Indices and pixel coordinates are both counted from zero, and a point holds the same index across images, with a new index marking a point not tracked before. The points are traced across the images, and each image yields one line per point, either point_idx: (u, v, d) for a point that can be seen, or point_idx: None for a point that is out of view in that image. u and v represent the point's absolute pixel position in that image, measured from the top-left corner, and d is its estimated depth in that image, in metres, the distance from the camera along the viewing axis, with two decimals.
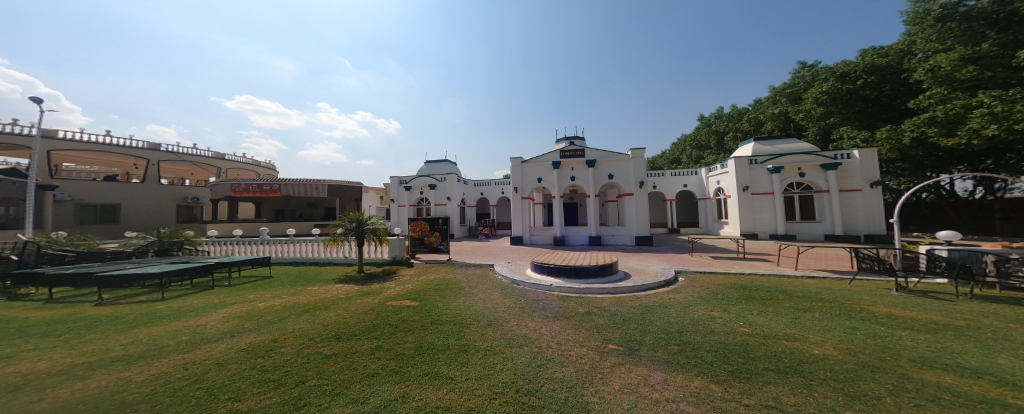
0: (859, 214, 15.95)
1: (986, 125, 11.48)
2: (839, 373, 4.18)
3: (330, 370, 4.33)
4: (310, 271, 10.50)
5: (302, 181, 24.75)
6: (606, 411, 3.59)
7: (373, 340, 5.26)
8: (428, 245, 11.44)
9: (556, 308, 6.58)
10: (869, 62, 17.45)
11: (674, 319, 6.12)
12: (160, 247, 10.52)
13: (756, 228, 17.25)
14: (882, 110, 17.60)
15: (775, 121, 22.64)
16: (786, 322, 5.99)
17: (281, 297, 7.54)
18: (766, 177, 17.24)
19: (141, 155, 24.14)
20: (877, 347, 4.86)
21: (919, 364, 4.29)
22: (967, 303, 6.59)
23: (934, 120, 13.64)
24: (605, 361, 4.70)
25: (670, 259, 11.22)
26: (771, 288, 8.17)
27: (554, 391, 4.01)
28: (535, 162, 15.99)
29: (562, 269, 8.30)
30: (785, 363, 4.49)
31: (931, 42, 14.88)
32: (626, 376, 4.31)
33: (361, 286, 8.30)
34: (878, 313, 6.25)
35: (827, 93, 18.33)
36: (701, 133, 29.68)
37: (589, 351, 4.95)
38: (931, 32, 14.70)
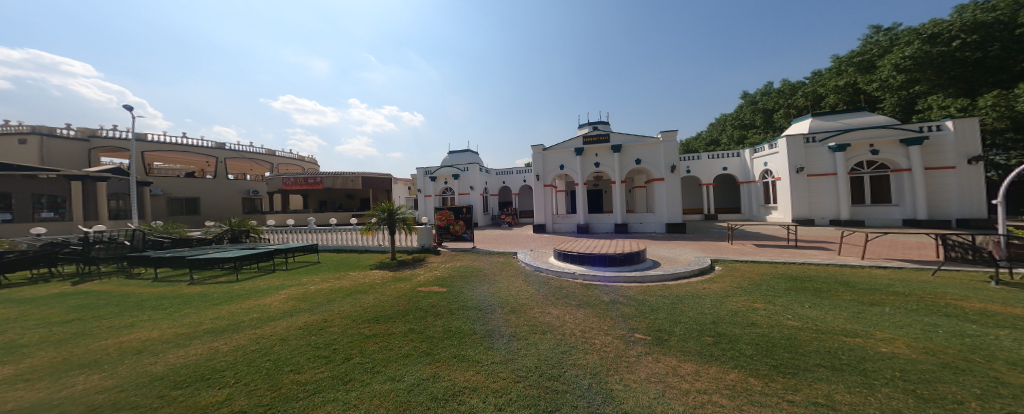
0: (953, 196, 13.71)
1: None
2: (911, 373, 3.68)
3: (370, 349, 4.66)
4: (351, 257, 11.31)
5: (340, 174, 26.50)
6: (632, 400, 3.50)
7: (406, 323, 5.57)
8: (453, 233, 11.79)
9: (581, 296, 6.49)
10: (970, 18, 14.63)
11: (708, 309, 5.76)
12: (232, 234, 11.92)
13: (813, 213, 15.56)
14: (987, 73, 14.71)
15: (841, 93, 19.50)
16: (846, 316, 5.37)
17: (328, 281, 8.23)
18: (828, 156, 15.32)
19: (210, 154, 27.26)
20: (963, 346, 4.21)
21: (1020, 367, 3.64)
22: None
23: None
24: (631, 350, 4.56)
25: (706, 248, 10.52)
26: (828, 278, 7.37)
27: (579, 377, 3.99)
28: (556, 149, 15.64)
29: (585, 257, 8.14)
30: (842, 360, 4.05)
31: None
32: (653, 365, 4.16)
33: (394, 272, 8.79)
34: (967, 310, 5.36)
35: (911, 58, 15.66)
36: (745, 111, 27.10)
37: (614, 340, 4.82)
38: None
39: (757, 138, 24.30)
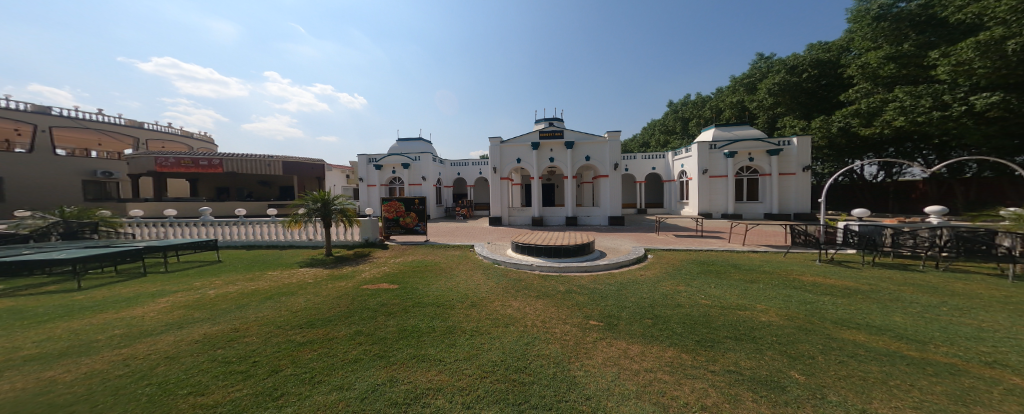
0: (791, 196, 17.66)
1: (895, 117, 13.96)
2: (783, 337, 4.72)
3: (306, 358, 4.10)
4: (268, 254, 9.74)
5: (248, 157, 22.38)
6: (592, 383, 3.77)
7: (351, 326, 5.04)
8: (403, 226, 10.96)
9: (539, 287, 6.73)
10: (814, 56, 18.78)
11: (645, 294, 6.50)
12: (67, 228, 8.88)
13: (711, 208, 18.62)
14: (819, 102, 19.30)
15: (732, 109, 23.86)
16: (737, 293, 6.60)
17: (236, 283, 6.94)
18: (723, 161, 18.45)
19: (24, 118, 20.33)
20: (807, 311, 5.55)
21: (840, 324, 4.95)
22: (870, 269, 7.67)
23: (857, 112, 15.75)
24: (588, 336, 4.91)
25: (639, 238, 11.83)
26: (724, 261, 8.99)
27: (543, 367, 4.14)
28: (513, 143, 15.74)
29: (542, 249, 8.45)
30: (741, 331, 4.97)
31: (866, 40, 16.19)
32: (608, 349, 4.56)
33: (331, 270, 7.88)
34: (806, 282, 7.09)
35: (778, 84, 19.57)
36: (668, 118, 30.96)
37: (572, 328, 5.14)
38: (867, 31, 15.94)
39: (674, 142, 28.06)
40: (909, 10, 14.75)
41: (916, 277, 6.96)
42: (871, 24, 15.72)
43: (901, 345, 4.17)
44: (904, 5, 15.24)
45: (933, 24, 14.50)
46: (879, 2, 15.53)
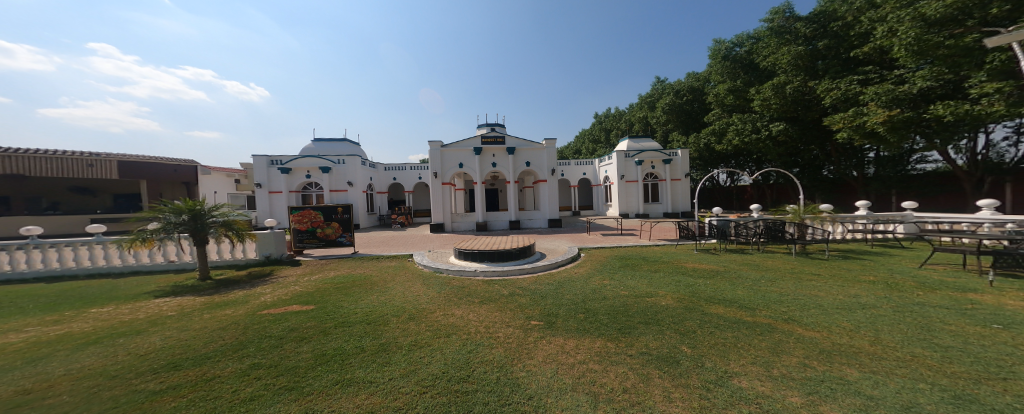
0: (678, 198, 21.25)
1: (734, 137, 18.00)
2: (674, 317, 5.33)
3: (169, 408, 2.93)
4: (104, 282, 7.23)
5: (46, 152, 16.29)
6: (534, 382, 3.78)
7: (243, 359, 3.91)
8: (323, 238, 9.56)
9: (482, 292, 6.63)
10: (688, 84, 23.19)
11: (579, 290, 6.99)
12: None
13: (628, 209, 21.25)
14: (693, 121, 23.73)
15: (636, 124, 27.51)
16: (646, 282, 7.52)
17: (43, 325, 4.88)
18: (634, 168, 21.21)
19: None
20: (690, 292, 6.47)
21: (711, 301, 5.82)
22: (722, 254, 9.57)
23: (713, 131, 19.87)
24: (529, 336, 5.02)
25: (574, 238, 12.72)
26: (637, 255, 10.27)
27: (487, 373, 3.99)
28: (452, 148, 15.28)
29: (484, 254, 8.36)
30: (649, 315, 5.54)
31: (717, 74, 20.29)
32: (547, 347, 4.73)
33: (215, 296, 6.30)
34: (688, 267, 8.45)
35: (668, 105, 23.58)
36: (595, 128, 34.29)
37: (514, 330, 5.18)
38: (717, 66, 20.20)
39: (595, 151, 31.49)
40: (739, 56, 19.31)
41: (755, 257, 8.84)
42: (720, 61, 20.08)
43: (737, 312, 5.15)
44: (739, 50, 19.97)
45: (751, 68, 19.21)
46: (723, 47, 20.06)
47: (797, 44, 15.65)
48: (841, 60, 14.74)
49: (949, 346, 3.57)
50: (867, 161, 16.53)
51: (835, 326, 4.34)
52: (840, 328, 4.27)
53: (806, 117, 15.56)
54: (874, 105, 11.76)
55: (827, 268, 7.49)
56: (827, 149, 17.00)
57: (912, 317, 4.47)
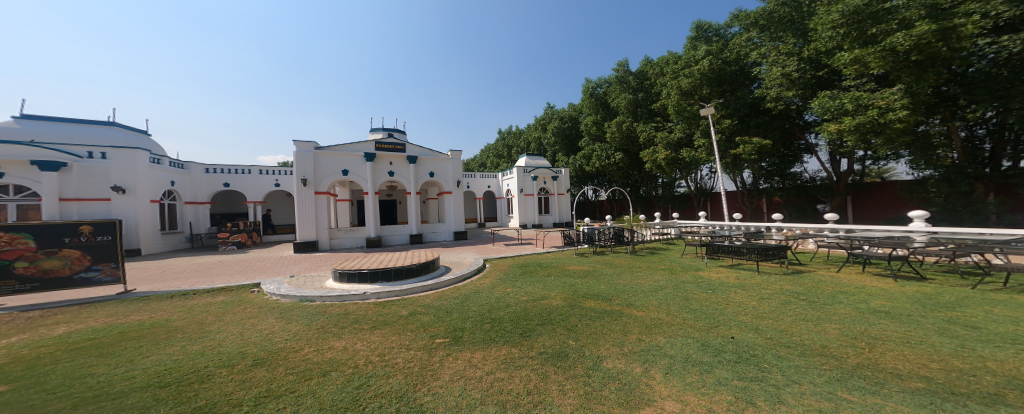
0: (564, 210, 23.94)
1: (599, 158, 21.30)
2: (577, 312, 5.43)
3: None
4: None
5: None
6: (441, 407, 2.99)
7: None
8: (39, 276, 6.27)
9: (375, 317, 5.85)
10: (568, 113, 26.65)
11: (485, 300, 6.79)
12: None
13: (526, 220, 22.67)
14: (572, 143, 27.05)
15: (533, 143, 29.76)
16: (544, 283, 7.99)
17: None
18: (532, 183, 22.89)
19: None
20: (573, 289, 7.13)
21: (599, 293, 6.54)
22: (594, 256, 11.07)
23: (587, 156, 22.68)
24: (434, 356, 4.28)
25: (480, 249, 12.86)
26: (534, 261, 10.99)
27: (383, 407, 3.03)
28: (340, 152, 13.37)
29: (379, 273, 7.54)
30: (557, 311, 5.63)
31: (588, 109, 23.40)
32: (455, 363, 4.03)
33: None
34: (571, 269, 9.45)
35: (554, 130, 26.59)
36: (498, 144, 35.86)
37: (416, 353, 4.43)
38: (587, 100, 23.29)
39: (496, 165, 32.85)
40: (601, 93, 22.79)
41: (611, 257, 10.56)
42: (587, 97, 23.14)
43: (602, 303, 5.74)
44: (599, 89, 23.23)
45: (605, 104, 22.88)
46: (588, 85, 23.22)
47: (629, 92, 20.01)
48: (647, 110, 19.54)
49: (693, 308, 5.11)
50: (660, 185, 22.06)
51: (653, 305, 5.39)
52: (655, 306, 5.37)
53: (635, 149, 20.34)
54: (660, 146, 16.69)
55: (652, 260, 9.67)
56: (642, 174, 22.25)
57: (677, 291, 6.13)
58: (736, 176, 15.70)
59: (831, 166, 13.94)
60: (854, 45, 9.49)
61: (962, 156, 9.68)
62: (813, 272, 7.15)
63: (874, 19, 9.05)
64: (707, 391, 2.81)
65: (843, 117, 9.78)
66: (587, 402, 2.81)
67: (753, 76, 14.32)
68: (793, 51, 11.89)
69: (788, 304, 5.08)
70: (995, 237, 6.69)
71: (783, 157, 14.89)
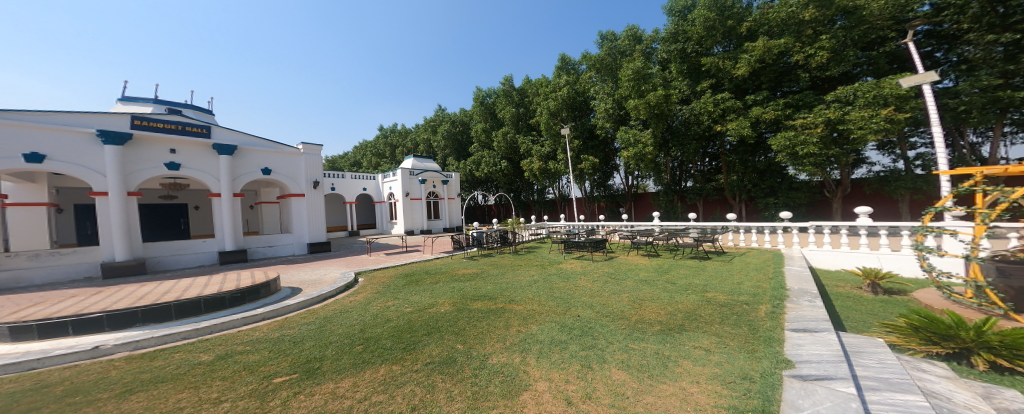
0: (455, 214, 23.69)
1: (488, 164, 22.00)
2: (474, 316, 5.09)
3: None
4: None
5: None
6: None
7: None
8: None
9: (169, 365, 3.80)
10: (458, 118, 26.68)
11: (355, 319, 5.46)
12: None
13: (413, 225, 21.17)
14: (462, 149, 27.20)
15: (422, 144, 28.36)
16: (432, 291, 7.36)
17: None
18: (418, 187, 21.60)
19: None
20: (462, 293, 6.82)
21: (492, 294, 6.46)
22: (482, 259, 11.20)
23: (477, 161, 23.15)
24: (269, 401, 2.97)
25: (349, 263, 11.25)
26: (419, 270, 10.22)
27: None
28: (42, 122, 8.03)
29: (135, 313, 4.79)
30: (451, 317, 5.15)
31: (478, 116, 24.00)
32: (309, 400, 2.96)
33: None
34: (462, 274, 9.19)
35: (444, 133, 26.06)
36: (378, 143, 32.69)
37: (239, 402, 2.98)
38: (477, 107, 23.94)
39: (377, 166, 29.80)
40: (490, 102, 23.81)
41: (497, 259, 11.01)
42: (478, 105, 23.77)
43: (487, 303, 5.78)
44: (489, 98, 24.21)
45: (493, 113, 24.00)
46: (479, 92, 23.83)
47: (512, 105, 21.68)
48: (526, 124, 21.65)
49: (557, 296, 5.73)
50: (535, 192, 24.56)
51: (531, 298, 5.80)
52: (532, 298, 5.81)
53: (517, 158, 22.05)
54: (537, 155, 18.53)
55: (532, 258, 10.52)
56: (522, 182, 24.33)
57: (546, 284, 6.77)
58: (579, 185, 19.20)
59: (630, 183, 18.31)
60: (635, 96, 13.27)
61: (671, 178, 15.45)
62: (619, 256, 9.28)
63: (643, 79, 13.03)
64: (566, 365, 3.10)
65: (631, 147, 13.28)
66: (476, 401, 2.66)
67: (589, 108, 17.61)
68: (611, 92, 15.54)
69: (607, 282, 6.31)
70: (676, 226, 10.29)
71: (603, 172, 19.16)
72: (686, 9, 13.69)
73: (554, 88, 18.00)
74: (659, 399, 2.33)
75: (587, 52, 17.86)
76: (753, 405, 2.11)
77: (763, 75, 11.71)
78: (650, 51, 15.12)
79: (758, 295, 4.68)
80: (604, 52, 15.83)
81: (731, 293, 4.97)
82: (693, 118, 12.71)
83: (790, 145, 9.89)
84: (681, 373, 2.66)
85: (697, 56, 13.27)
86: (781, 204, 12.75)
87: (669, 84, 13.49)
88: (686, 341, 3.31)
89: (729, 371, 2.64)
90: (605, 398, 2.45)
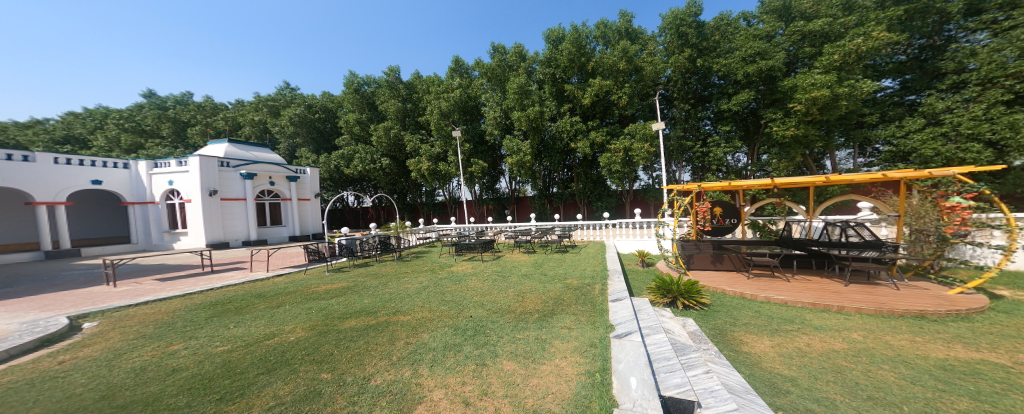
0: (309, 219, 17.85)
1: (360, 164, 19.60)
2: (342, 338, 4.32)
3: None
4: None
5: None
6: None
7: None
8: None
9: None
10: (321, 102, 22.09)
11: (85, 385, 3.18)
12: None
13: (226, 236, 14.58)
14: (323, 140, 22.73)
15: (255, 128, 21.47)
16: (260, 318, 5.24)
17: None
18: (238, 183, 15.09)
19: None
20: (323, 315, 5.33)
21: (363, 313, 5.42)
22: (353, 271, 9.49)
23: (343, 156, 20.15)
24: None
25: (69, 301, 6.49)
26: (249, 289, 7.32)
27: None
28: None
29: None
30: (310, 344, 4.14)
31: (352, 106, 21.01)
32: None
33: None
34: (316, 291, 7.03)
35: (298, 116, 20.75)
36: (147, 115, 21.05)
37: None
38: (351, 96, 20.85)
39: (160, 150, 19.34)
40: (369, 92, 21.19)
41: (376, 268, 9.74)
42: (351, 92, 20.79)
43: (365, 319, 5.10)
44: (366, 88, 21.52)
45: (370, 103, 21.40)
46: (354, 79, 20.99)
47: (397, 99, 20.16)
48: (414, 122, 20.55)
49: (449, 300, 5.71)
50: (424, 194, 23.29)
51: (419, 306, 5.59)
52: (420, 305, 5.60)
53: (401, 158, 20.60)
54: (425, 157, 17.52)
55: (417, 265, 9.80)
56: (408, 183, 22.73)
57: (436, 288, 6.71)
58: (470, 188, 19.37)
59: (514, 187, 19.78)
60: (518, 108, 14.61)
61: (542, 185, 17.61)
62: (506, 255, 9.88)
63: (523, 99, 14.59)
64: (461, 368, 3.14)
65: (515, 155, 14.32)
66: None
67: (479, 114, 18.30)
68: (498, 102, 16.52)
69: (496, 280, 6.71)
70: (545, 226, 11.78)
71: (491, 175, 19.97)
72: (559, 40, 15.76)
73: (438, 91, 17.96)
74: (541, 379, 2.65)
75: (479, 59, 18.36)
76: (598, 367, 2.66)
77: (596, 107, 14.74)
78: (531, 69, 16.79)
79: (595, 276, 5.93)
80: (496, 62, 16.83)
81: (593, 280, 5.67)
82: (558, 135, 14.80)
83: (613, 162, 12.86)
84: (554, 352, 3.09)
85: (562, 82, 15.54)
86: (603, 207, 16.77)
87: (542, 103, 15.27)
88: (556, 323, 3.84)
89: (584, 341, 3.24)
90: (498, 391, 2.60)
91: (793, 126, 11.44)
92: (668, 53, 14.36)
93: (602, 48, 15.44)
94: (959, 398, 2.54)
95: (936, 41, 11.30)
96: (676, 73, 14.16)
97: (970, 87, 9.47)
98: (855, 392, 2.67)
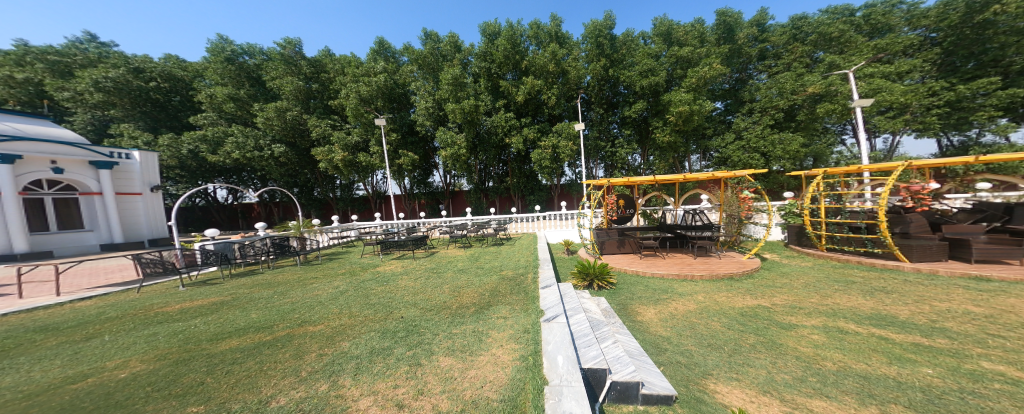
0: (141, 220, 13.37)
1: (233, 150, 16.10)
2: (225, 361, 3.63)
3: None
4: None
5: None
6: None
7: None
8: None
9: None
10: (166, 68, 17.15)
11: None
12: None
13: None
14: (168, 117, 17.82)
15: (16, 89, 15.29)
16: (73, 355, 3.91)
17: None
18: None
19: None
20: (181, 340, 4.30)
21: (255, 329, 4.61)
22: (230, 281, 7.83)
23: (205, 139, 16.50)
24: None
25: None
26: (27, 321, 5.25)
27: None
28: None
29: None
30: (169, 376, 3.33)
31: (217, 76, 17.13)
32: None
33: None
34: (169, 312, 5.57)
35: (112, 80, 15.58)
36: None
37: None
38: (219, 66, 17.06)
39: None
40: (251, 64, 17.62)
41: (272, 276, 8.31)
42: (223, 63, 17.08)
43: (258, 335, 4.36)
44: (247, 59, 17.92)
45: (252, 77, 17.74)
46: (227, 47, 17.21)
47: (298, 77, 17.30)
48: (322, 105, 17.98)
49: (374, 303, 5.29)
50: (337, 187, 21.01)
51: (335, 313, 5.03)
52: (336, 313, 5.04)
53: (302, 145, 17.84)
54: (336, 145, 15.40)
55: (330, 268, 8.76)
56: (315, 174, 19.84)
57: (358, 292, 6.11)
58: (398, 182, 18.12)
59: (448, 181, 19.28)
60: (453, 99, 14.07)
61: (479, 179, 17.67)
62: (440, 251, 9.64)
63: (457, 91, 14.08)
64: (392, 371, 2.97)
65: (450, 148, 13.90)
66: None
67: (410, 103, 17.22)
68: (431, 92, 15.60)
69: (429, 278, 6.48)
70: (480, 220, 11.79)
71: (424, 168, 19.05)
72: (495, 34, 15.73)
73: (355, 73, 15.92)
74: (478, 370, 2.69)
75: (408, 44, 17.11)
76: (530, 350, 2.85)
77: (529, 105, 15.27)
78: (467, 62, 16.43)
79: (528, 266, 6.27)
80: (427, 50, 15.92)
81: (528, 270, 5.96)
82: (493, 129, 14.84)
83: (541, 157, 13.55)
84: (490, 342, 3.16)
85: (497, 77, 15.67)
86: (535, 200, 17.69)
87: (477, 96, 15.00)
88: (492, 315, 3.91)
89: (517, 328, 3.40)
90: (435, 388, 2.55)
91: (666, 132, 13.92)
92: (588, 60, 15.35)
93: (535, 48, 15.96)
94: (749, 335, 3.50)
95: (744, 77, 16.04)
96: (594, 79, 15.44)
97: (756, 113, 14.27)
98: (701, 342, 3.43)
